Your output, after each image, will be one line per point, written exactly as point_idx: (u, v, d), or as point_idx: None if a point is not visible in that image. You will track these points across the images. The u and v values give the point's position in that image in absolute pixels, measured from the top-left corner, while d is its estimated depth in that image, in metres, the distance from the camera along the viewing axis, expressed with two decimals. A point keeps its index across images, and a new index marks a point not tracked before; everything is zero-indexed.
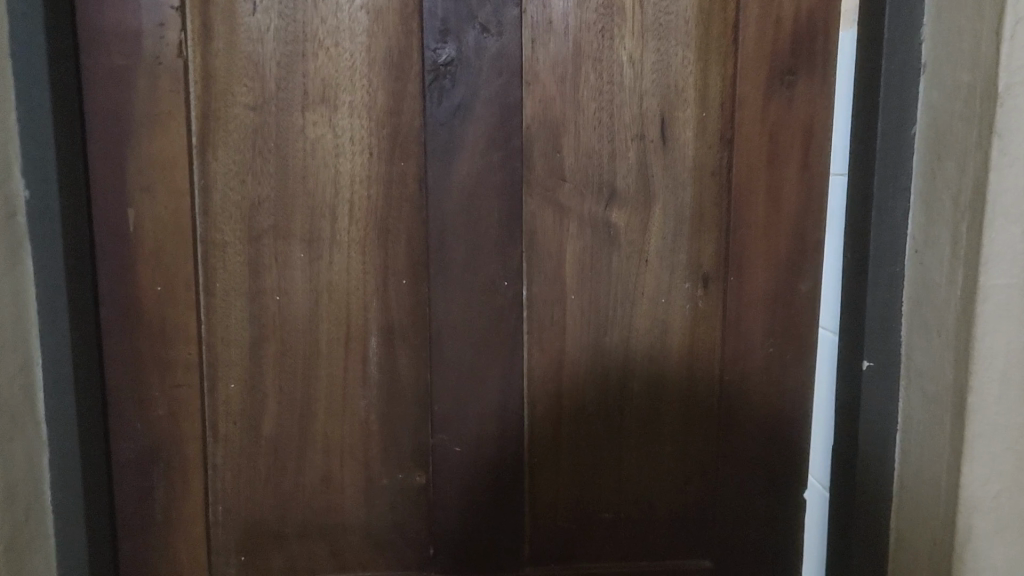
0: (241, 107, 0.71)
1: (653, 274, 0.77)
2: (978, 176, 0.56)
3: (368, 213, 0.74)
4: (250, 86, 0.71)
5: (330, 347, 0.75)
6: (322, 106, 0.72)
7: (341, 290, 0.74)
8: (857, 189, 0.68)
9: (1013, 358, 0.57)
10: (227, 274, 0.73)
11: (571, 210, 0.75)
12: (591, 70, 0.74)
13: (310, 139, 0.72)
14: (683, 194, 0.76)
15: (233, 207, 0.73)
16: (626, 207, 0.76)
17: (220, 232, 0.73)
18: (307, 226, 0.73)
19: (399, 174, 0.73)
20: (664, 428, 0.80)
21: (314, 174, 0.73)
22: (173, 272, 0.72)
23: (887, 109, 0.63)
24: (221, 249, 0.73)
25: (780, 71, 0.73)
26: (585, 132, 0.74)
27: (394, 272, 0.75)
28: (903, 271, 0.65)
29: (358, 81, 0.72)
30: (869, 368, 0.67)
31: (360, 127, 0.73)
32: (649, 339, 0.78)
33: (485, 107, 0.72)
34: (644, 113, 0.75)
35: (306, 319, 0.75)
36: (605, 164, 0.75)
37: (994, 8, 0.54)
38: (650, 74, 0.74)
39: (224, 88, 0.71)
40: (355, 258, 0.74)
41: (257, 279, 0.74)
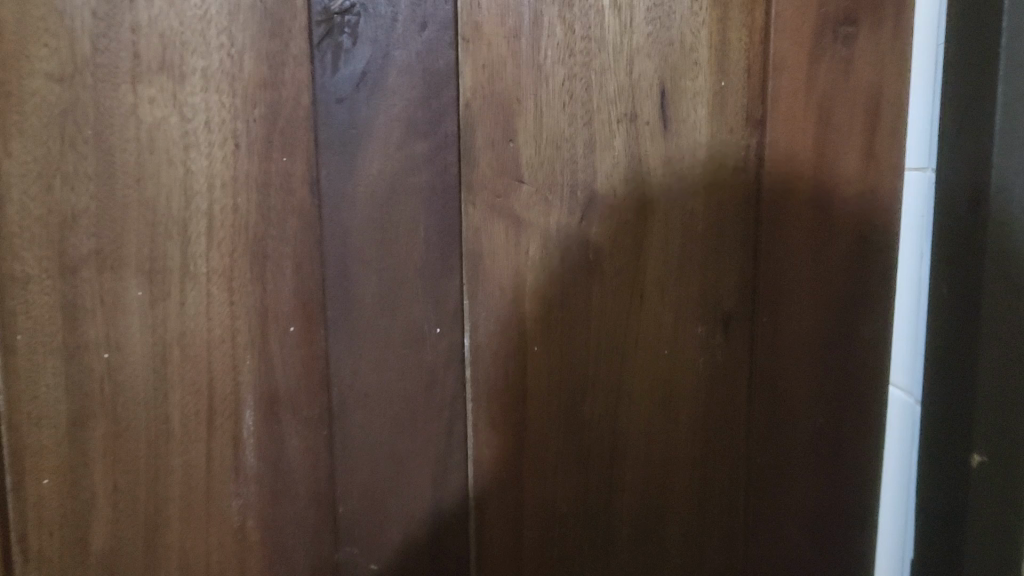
0: (40, 76, 0.47)
1: (653, 318, 0.53)
2: None
3: (236, 232, 0.50)
4: (53, 44, 0.47)
5: (187, 425, 0.52)
6: (164, 76, 0.49)
7: (201, 343, 0.51)
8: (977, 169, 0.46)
9: None
10: (31, 326, 0.49)
11: (531, 225, 0.51)
12: (559, 21, 0.50)
13: (147, 124, 0.49)
14: (693, 199, 0.52)
15: (36, 226, 0.48)
16: (609, 219, 0.51)
17: (15, 262, 0.48)
18: (148, 251, 0.50)
19: (279, 174, 0.50)
20: (670, 510, 0.55)
21: (154, 174, 0.49)
22: None
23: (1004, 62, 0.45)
24: (20, 286, 0.48)
25: (839, 16, 0.51)
26: (550, 112, 0.50)
27: (277, 316, 0.52)
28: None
29: (216, 37, 0.49)
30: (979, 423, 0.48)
31: (220, 107, 0.49)
32: (648, 401, 0.54)
33: (401, 77, 0.49)
34: (636, 82, 0.51)
35: (150, 387, 0.51)
36: (580, 158, 0.51)
37: None
38: (649, 25, 0.50)
39: (12, 46, 0.46)
40: (219, 298, 0.51)
41: (75, 331, 0.50)
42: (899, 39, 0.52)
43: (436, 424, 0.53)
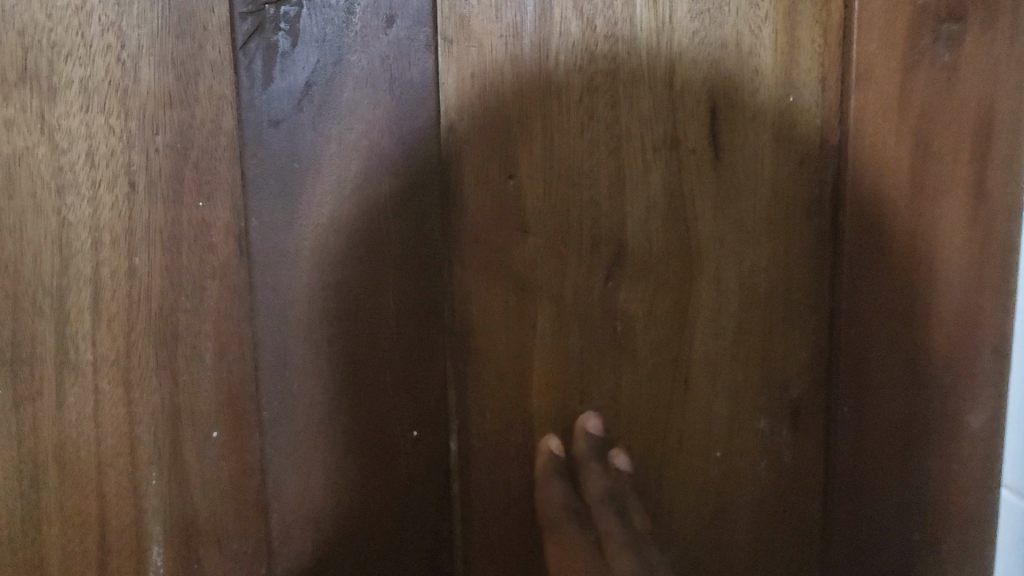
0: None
1: (702, 410, 0.40)
2: None
3: (135, 306, 0.37)
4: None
5: (71, 569, 0.38)
6: (24, 91, 0.35)
7: (86, 458, 0.37)
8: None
9: None
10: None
11: (540, 291, 0.38)
12: (575, 13, 0.37)
13: (3, 158, 0.35)
14: (753, 251, 0.39)
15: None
16: (644, 279, 0.39)
17: None
18: (11, 333, 0.36)
19: (194, 225, 0.37)
20: None
21: (15, 228, 0.35)
22: None
23: None
24: None
25: (941, 9, 0.38)
26: (564, 136, 0.38)
27: (195, 417, 0.38)
28: None
29: (100, 36, 0.35)
30: None
31: (106, 134, 0.35)
32: (694, 514, 0.41)
33: (359, 91, 0.36)
34: (677, 96, 0.38)
35: (18, 520, 0.37)
36: (604, 200, 0.38)
37: None
38: (693, 20, 0.37)
39: None
40: (110, 395, 0.37)
41: None
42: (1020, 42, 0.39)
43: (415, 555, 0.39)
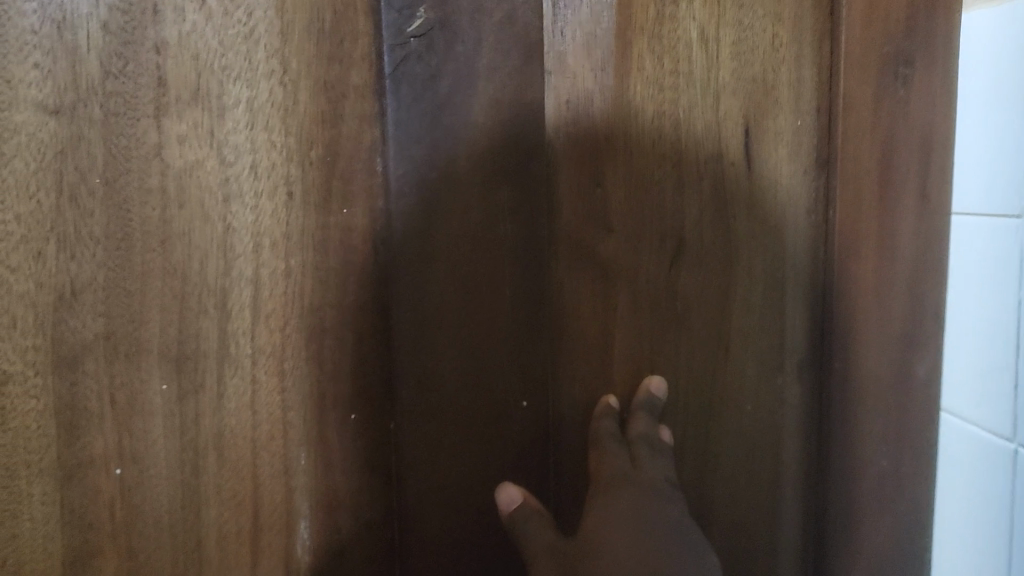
0: (31, 109, 0.36)
1: (736, 371, 0.50)
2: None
3: (291, 302, 0.41)
4: (53, 69, 0.36)
5: (227, 546, 0.41)
6: (197, 110, 0.38)
7: (242, 444, 0.41)
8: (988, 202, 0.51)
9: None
10: (9, 437, 0.37)
11: (622, 278, 0.46)
12: (648, 52, 0.45)
13: (177, 172, 0.38)
14: (774, 243, 0.50)
15: (24, 306, 0.37)
16: (697, 266, 0.48)
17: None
18: (178, 332, 0.39)
19: (340, 229, 0.41)
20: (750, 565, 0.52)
21: (184, 234, 0.39)
22: None
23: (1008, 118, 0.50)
24: None
25: (900, 56, 0.50)
26: (641, 151, 0.46)
27: (337, 401, 0.42)
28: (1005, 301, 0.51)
29: (265, 60, 0.39)
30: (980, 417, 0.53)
31: (268, 148, 0.39)
32: (732, 455, 0.51)
33: (486, 112, 0.42)
34: (722, 119, 0.47)
35: (178, 505, 0.40)
36: (669, 202, 0.47)
37: None
38: (733, 59, 0.47)
39: None
40: (266, 384, 0.41)
41: (78, 441, 0.38)
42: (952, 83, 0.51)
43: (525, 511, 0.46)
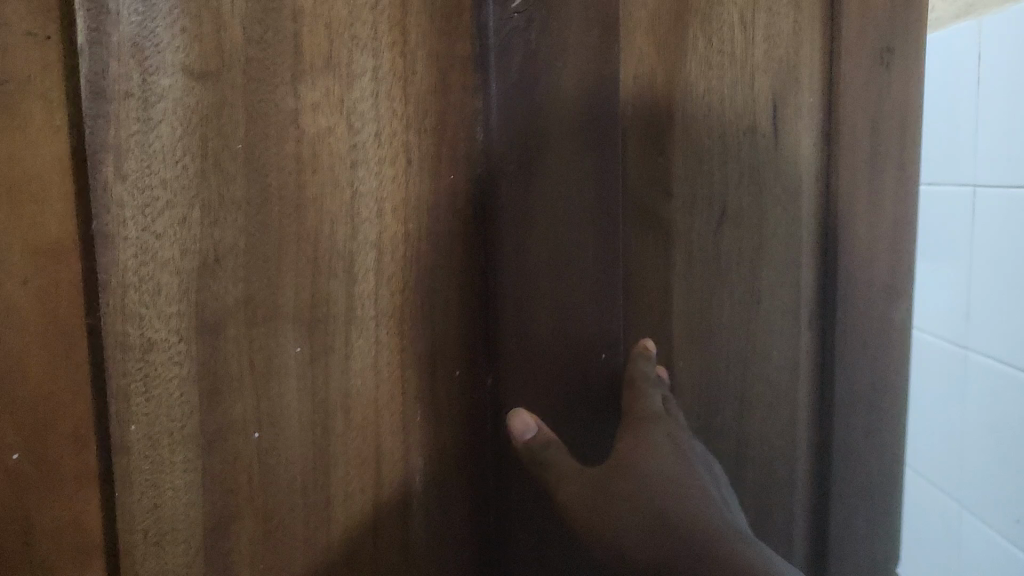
0: (177, 73, 0.36)
1: (767, 322, 0.56)
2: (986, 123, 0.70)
3: (409, 265, 0.42)
4: (200, 35, 0.36)
5: (351, 505, 0.42)
6: (329, 78, 0.39)
7: (367, 404, 0.42)
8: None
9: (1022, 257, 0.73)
10: (152, 406, 0.37)
11: (678, 238, 0.51)
12: (698, 34, 0.50)
13: (312, 138, 0.39)
14: (794, 208, 0.56)
15: (169, 273, 0.37)
16: (737, 227, 0.53)
17: (141, 319, 0.36)
18: (311, 297, 0.40)
19: (451, 195, 0.43)
20: (779, 498, 0.58)
21: (317, 199, 0.39)
22: (49, 400, 0.36)
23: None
24: (140, 354, 0.36)
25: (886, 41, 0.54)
26: (694, 123, 0.51)
27: (446, 361, 0.44)
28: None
29: (388, 30, 0.40)
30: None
31: (390, 116, 0.41)
32: (765, 399, 0.57)
33: (575, 80, 0.44)
34: (756, 96, 0.53)
35: (310, 467, 0.41)
36: (714, 169, 0.52)
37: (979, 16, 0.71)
38: (764, 42, 0.53)
39: (140, 35, 0.35)
40: (388, 345, 0.42)
41: (218, 406, 0.38)
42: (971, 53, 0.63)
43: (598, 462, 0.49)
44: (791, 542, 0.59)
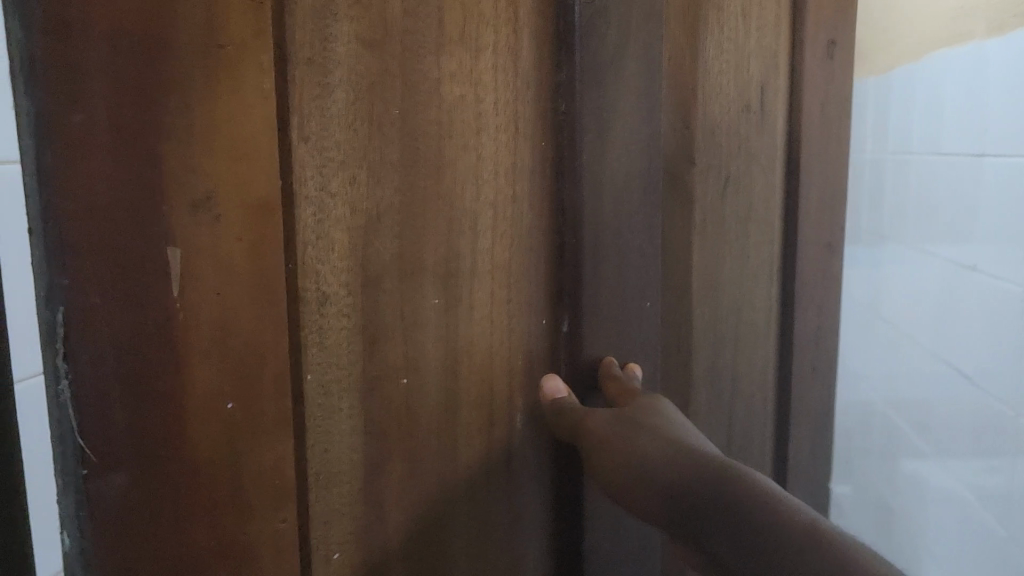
0: (351, 41, 0.38)
1: (754, 271, 0.64)
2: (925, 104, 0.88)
3: (513, 222, 0.47)
4: (369, 5, 0.38)
5: (470, 442, 0.46)
6: (461, 51, 0.43)
7: (482, 349, 0.46)
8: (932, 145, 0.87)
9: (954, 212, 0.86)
10: (325, 355, 0.39)
11: (697, 197, 0.59)
12: (714, 22, 0.58)
13: (448, 104, 0.42)
14: (773, 177, 0.64)
15: (340, 229, 0.39)
16: (736, 191, 0.62)
17: (316, 274, 0.38)
18: (445, 251, 0.43)
19: (546, 159, 0.48)
20: (757, 427, 0.67)
21: (452, 162, 0.43)
22: (255, 357, 0.35)
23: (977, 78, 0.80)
24: (316, 306, 0.38)
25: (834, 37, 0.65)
26: (709, 102, 0.58)
27: (534, 310, 0.49)
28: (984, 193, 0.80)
29: (505, 7, 0.44)
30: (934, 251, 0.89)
31: (504, 86, 0.45)
32: (752, 342, 0.65)
33: (636, 57, 0.48)
34: (750, 78, 0.61)
35: (442, 407, 0.44)
36: (722, 142, 0.60)
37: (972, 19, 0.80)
38: (759, 29, 0.61)
39: (323, 3, 0.37)
40: (497, 297, 0.46)
41: (376, 353, 0.41)
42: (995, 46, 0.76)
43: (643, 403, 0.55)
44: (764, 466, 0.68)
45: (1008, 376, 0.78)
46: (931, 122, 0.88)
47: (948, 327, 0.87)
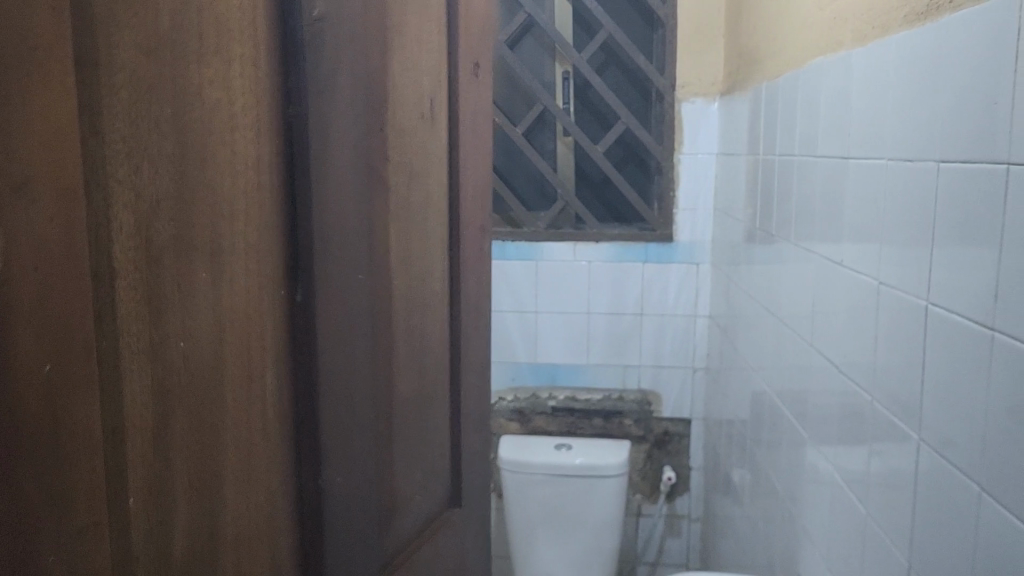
0: (131, 50, 0.43)
1: (434, 254, 0.75)
2: (868, 115, 1.05)
3: (261, 205, 0.53)
4: (143, 10, 0.43)
5: (236, 399, 0.51)
6: (217, 59, 0.48)
7: (242, 320, 0.52)
8: (912, 132, 0.95)
9: (894, 201, 0.99)
10: (115, 324, 0.43)
11: (400, 188, 0.68)
12: (408, 47, 0.68)
13: (206, 103, 0.48)
14: (444, 176, 0.76)
15: (125, 212, 0.43)
16: (424, 188, 0.72)
17: (109, 251, 0.42)
18: (209, 232, 0.49)
19: (282, 155, 0.54)
20: (438, 389, 0.78)
21: (211, 156, 0.48)
22: (70, 321, 0.40)
23: (913, 83, 0.95)
24: (107, 282, 0.42)
25: (473, 68, 0.80)
26: (406, 112, 0.68)
27: (279, 286, 0.55)
28: (917, 187, 0.94)
29: (248, 25, 0.51)
30: (899, 237, 0.97)
31: (248, 90, 0.51)
32: (434, 315, 0.77)
33: (342, 72, 0.59)
34: (430, 96, 0.72)
35: (212, 367, 0.49)
36: (416, 144, 0.70)
37: (904, 31, 0.97)
38: (439, 54, 0.74)
39: (107, 16, 0.41)
40: (251, 272, 0.52)
41: (158, 321, 0.45)
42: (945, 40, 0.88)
43: (363, 364, 0.64)
44: (445, 422, 0.80)
45: (995, 382, 0.79)
46: (862, 129, 1.07)
47: (925, 321, 0.92)
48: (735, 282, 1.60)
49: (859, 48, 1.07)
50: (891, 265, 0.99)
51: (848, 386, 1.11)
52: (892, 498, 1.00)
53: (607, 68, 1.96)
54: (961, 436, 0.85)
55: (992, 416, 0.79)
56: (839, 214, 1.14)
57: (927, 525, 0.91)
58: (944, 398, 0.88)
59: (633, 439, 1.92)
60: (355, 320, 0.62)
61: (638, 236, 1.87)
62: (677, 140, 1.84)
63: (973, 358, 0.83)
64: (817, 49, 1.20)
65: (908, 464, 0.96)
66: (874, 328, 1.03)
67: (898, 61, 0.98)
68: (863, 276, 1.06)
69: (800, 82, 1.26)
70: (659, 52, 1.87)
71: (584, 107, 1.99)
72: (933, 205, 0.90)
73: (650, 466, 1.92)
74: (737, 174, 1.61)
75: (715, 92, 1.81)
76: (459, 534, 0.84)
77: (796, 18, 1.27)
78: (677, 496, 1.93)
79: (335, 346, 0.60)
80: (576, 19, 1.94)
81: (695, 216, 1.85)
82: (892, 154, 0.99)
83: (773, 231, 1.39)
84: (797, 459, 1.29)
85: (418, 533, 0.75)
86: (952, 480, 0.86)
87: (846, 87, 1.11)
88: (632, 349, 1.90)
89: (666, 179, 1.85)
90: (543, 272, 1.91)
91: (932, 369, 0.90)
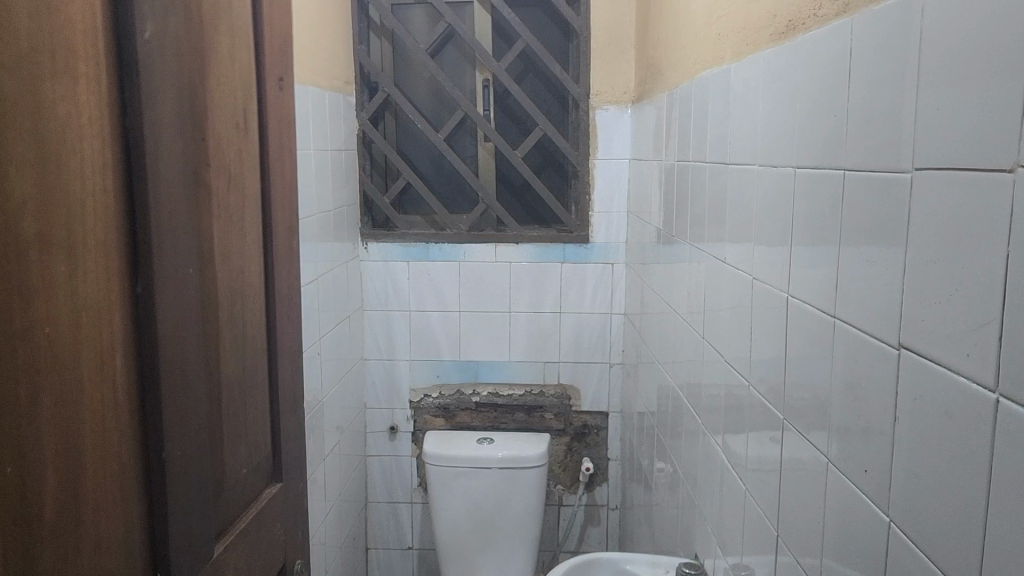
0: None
1: (243, 253, 0.85)
2: (741, 125, 1.15)
3: (108, 205, 0.59)
4: (6, 35, 0.49)
5: (91, 377, 0.58)
6: (67, 78, 0.54)
7: (94, 309, 0.58)
8: (772, 137, 1.04)
9: (761, 202, 1.08)
10: None
11: (217, 192, 0.77)
12: (216, 71, 0.77)
13: (57, 115, 0.54)
14: (247, 183, 0.86)
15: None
16: (234, 192, 0.82)
17: None
18: (64, 231, 0.55)
19: (123, 163, 0.61)
20: (250, 371, 0.88)
21: (65, 162, 0.55)
22: None
23: (773, 93, 1.03)
24: None
25: (269, 85, 0.91)
26: (219, 127, 0.78)
27: (123, 279, 0.61)
28: (780, 187, 1.02)
29: (92, 48, 0.57)
30: (765, 236, 1.06)
31: (94, 103, 0.57)
32: (247, 307, 0.87)
33: (167, 88, 0.65)
34: (236, 113, 0.82)
35: (70, 350, 0.56)
36: (227, 155, 0.80)
37: (767, 47, 1.05)
38: (242, 76, 0.84)
39: None
40: (100, 264, 0.58)
41: (28, 306, 0.51)
42: (795, 53, 0.97)
43: (196, 352, 0.72)
44: (257, 400, 0.91)
45: (837, 368, 0.86)
46: (739, 137, 1.16)
47: (789, 313, 1.00)
48: (647, 284, 1.72)
49: (736, 61, 1.16)
50: (760, 261, 1.08)
51: (732, 376, 1.20)
52: (765, 479, 1.08)
53: (525, 77, 2.08)
54: (805, 414, 0.95)
55: (835, 397, 0.86)
56: (722, 216, 1.23)
57: (793, 502, 0.99)
58: (805, 385, 0.95)
59: (554, 431, 2.12)
60: (193, 305, 0.71)
61: (557, 238, 2.03)
62: (591, 145, 2.00)
63: (821, 344, 0.90)
64: (707, 61, 1.29)
65: (777, 446, 1.04)
66: (752, 320, 1.12)
67: (762, 73, 1.07)
68: (742, 272, 1.15)
69: (696, 94, 1.35)
70: (575, 62, 2.01)
71: (504, 114, 2.10)
72: (791, 208, 0.98)
73: (570, 457, 2.14)
74: (647, 181, 1.72)
75: (626, 101, 1.98)
76: (278, 500, 0.96)
77: (694, 31, 1.36)
78: (595, 485, 2.15)
79: (186, 326, 0.69)
80: (495, 30, 2.04)
81: (609, 219, 2.02)
82: (759, 159, 1.09)
83: (676, 232, 1.48)
84: (694, 449, 1.38)
85: (235, 501, 0.85)
86: (799, 465, 0.97)
87: (726, 98, 1.20)
88: (553, 346, 2.08)
89: (582, 183, 2.01)
90: (466, 273, 2.05)
91: (794, 356, 0.98)
